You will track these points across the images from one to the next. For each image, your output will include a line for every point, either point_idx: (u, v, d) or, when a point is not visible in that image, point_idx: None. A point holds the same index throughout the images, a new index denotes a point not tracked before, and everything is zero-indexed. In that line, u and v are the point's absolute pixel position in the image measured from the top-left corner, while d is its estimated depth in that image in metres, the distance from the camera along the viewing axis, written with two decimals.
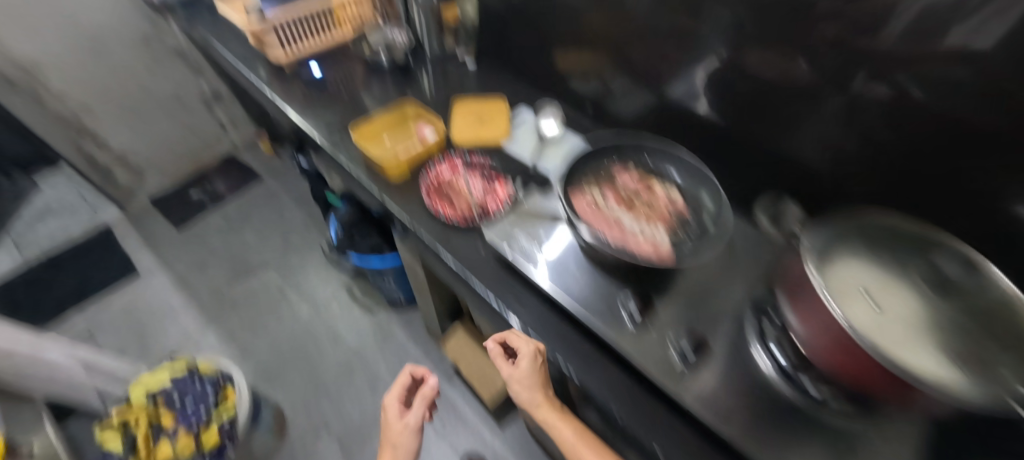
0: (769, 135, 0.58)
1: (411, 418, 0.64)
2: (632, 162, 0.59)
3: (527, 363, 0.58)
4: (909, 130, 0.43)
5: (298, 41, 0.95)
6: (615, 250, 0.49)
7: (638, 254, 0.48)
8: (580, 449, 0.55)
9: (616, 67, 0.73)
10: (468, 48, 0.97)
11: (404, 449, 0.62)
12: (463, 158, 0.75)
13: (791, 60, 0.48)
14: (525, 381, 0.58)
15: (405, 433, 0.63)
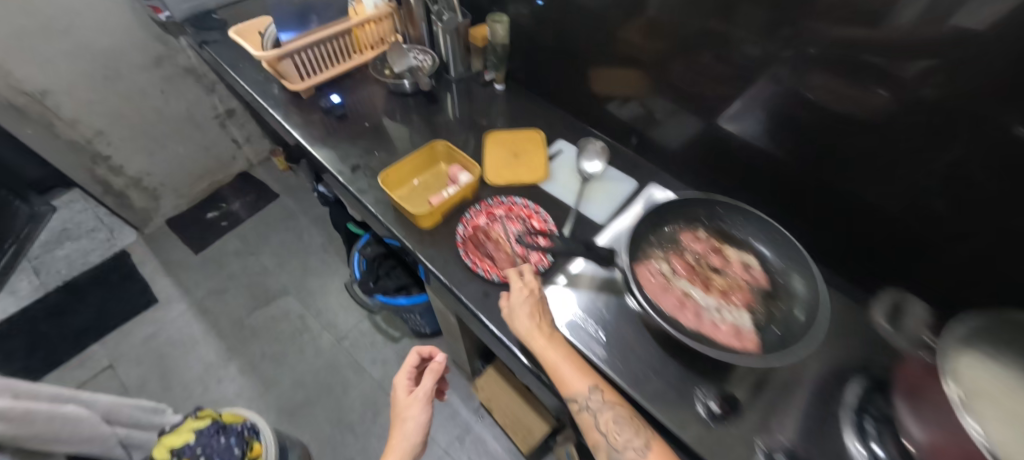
0: (846, 179, 0.53)
1: (422, 389, 0.60)
2: (701, 224, 0.52)
3: (518, 298, 0.51)
4: (989, 159, 0.40)
5: (317, 67, 0.87)
6: (693, 339, 0.42)
7: (723, 346, 0.41)
8: (565, 367, 0.46)
9: (666, 98, 0.67)
10: (497, 71, 0.90)
11: (414, 420, 0.59)
12: (500, 203, 0.68)
13: (863, 92, 0.45)
14: (514, 319, 0.49)
15: (414, 405, 0.60)
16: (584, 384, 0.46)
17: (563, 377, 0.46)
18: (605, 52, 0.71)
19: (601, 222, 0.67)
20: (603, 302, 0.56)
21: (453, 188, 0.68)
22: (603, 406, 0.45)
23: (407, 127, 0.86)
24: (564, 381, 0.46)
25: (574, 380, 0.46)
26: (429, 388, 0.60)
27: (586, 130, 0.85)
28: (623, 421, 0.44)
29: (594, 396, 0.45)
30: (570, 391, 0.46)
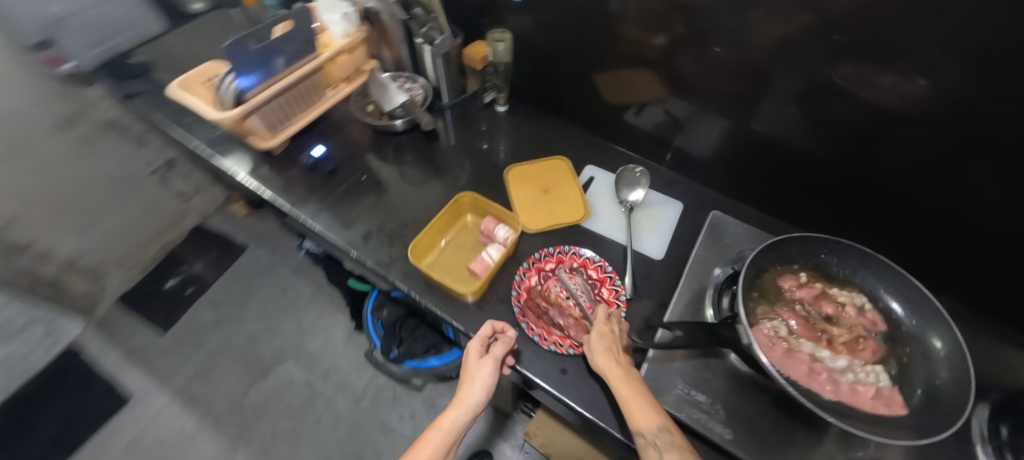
0: (897, 170, 0.53)
1: (494, 354, 0.49)
2: (798, 264, 0.50)
3: (598, 334, 0.48)
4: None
5: (291, 114, 0.71)
6: (849, 411, 0.38)
7: (875, 419, 0.38)
8: (636, 400, 0.42)
9: (702, 106, 0.63)
10: (501, 93, 0.82)
11: (483, 380, 0.48)
12: (549, 255, 0.61)
13: (897, 81, 0.45)
14: (593, 352, 0.47)
15: (482, 364, 0.48)
16: (656, 420, 0.40)
17: (631, 407, 0.41)
18: (608, 51, 0.66)
19: (658, 256, 0.62)
20: (706, 366, 0.49)
21: (495, 249, 0.60)
22: (669, 445, 0.39)
23: (410, 172, 0.75)
24: (631, 411, 0.41)
25: (643, 413, 0.41)
26: (497, 358, 0.49)
27: (609, 147, 0.80)
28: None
29: (664, 435, 0.39)
30: (635, 425, 0.40)
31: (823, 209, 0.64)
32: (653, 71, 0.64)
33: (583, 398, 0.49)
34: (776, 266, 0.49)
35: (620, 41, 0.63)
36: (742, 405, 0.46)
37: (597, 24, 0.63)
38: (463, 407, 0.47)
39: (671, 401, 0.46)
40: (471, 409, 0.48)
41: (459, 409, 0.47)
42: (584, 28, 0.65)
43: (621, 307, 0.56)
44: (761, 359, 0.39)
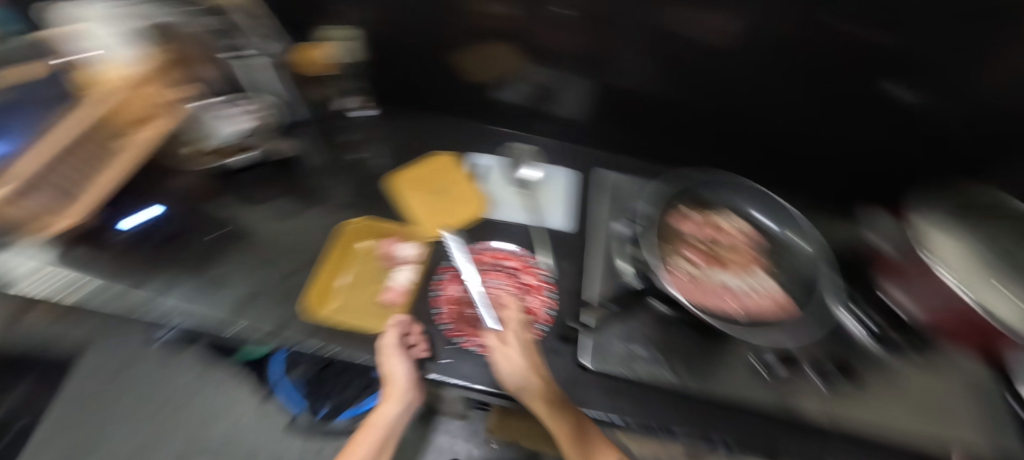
0: (726, 94, 0.63)
1: (394, 342, 0.48)
2: (687, 205, 0.57)
3: (513, 353, 0.47)
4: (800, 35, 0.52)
5: (86, 179, 0.48)
6: (753, 318, 0.46)
7: (773, 319, 0.47)
8: (581, 443, 0.42)
9: (565, 69, 0.66)
10: (363, 94, 0.76)
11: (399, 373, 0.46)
12: (462, 257, 0.60)
13: (713, 18, 0.52)
14: (515, 373, 0.45)
15: (391, 356, 0.47)
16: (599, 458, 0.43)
17: (578, 453, 0.42)
18: (463, 30, 0.63)
19: (567, 229, 0.64)
20: (636, 320, 0.52)
21: (407, 271, 0.58)
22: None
23: (280, 210, 0.65)
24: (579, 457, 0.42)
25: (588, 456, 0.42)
26: (400, 344, 0.48)
27: (489, 129, 0.79)
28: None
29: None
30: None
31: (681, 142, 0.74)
32: (511, 43, 0.63)
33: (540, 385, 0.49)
34: (672, 210, 0.56)
35: (470, 15, 0.60)
36: (670, 339, 0.51)
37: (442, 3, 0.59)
38: (395, 401, 0.46)
39: (615, 364, 0.48)
40: (402, 402, 0.46)
41: (390, 404, 0.46)
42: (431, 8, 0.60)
43: (549, 288, 0.57)
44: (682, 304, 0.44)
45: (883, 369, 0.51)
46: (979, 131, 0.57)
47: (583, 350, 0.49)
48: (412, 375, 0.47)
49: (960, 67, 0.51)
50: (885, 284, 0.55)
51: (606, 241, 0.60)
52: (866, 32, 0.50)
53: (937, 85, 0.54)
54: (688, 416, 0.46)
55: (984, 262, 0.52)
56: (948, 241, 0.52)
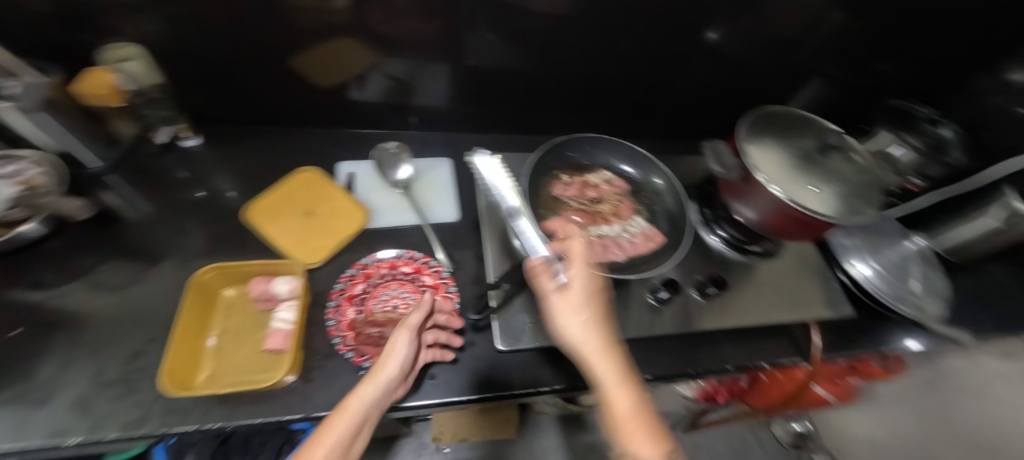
0: (572, 59, 0.68)
1: (410, 324, 0.44)
2: (558, 169, 0.59)
3: (581, 294, 0.41)
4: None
5: None
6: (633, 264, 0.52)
7: (651, 257, 0.53)
8: (638, 421, 0.34)
9: (418, 60, 0.64)
10: (182, 124, 0.65)
11: (399, 351, 0.42)
12: (351, 278, 0.55)
13: None
14: (575, 316, 0.39)
15: (399, 334, 0.43)
16: (661, 452, 0.33)
17: (630, 433, 0.34)
18: (290, 30, 0.56)
19: (454, 219, 0.63)
20: None
21: (287, 311, 0.50)
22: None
23: (110, 279, 0.54)
24: (632, 440, 0.33)
25: (644, 442, 0.33)
26: (413, 329, 0.44)
27: (349, 133, 0.73)
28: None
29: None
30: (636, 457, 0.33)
31: (546, 113, 0.77)
32: (351, 38, 0.59)
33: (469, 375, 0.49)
34: (545, 179, 0.58)
35: (294, 12, 0.54)
36: None
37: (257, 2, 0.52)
38: (377, 383, 0.40)
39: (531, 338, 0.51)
40: (384, 386, 0.40)
41: (369, 386, 0.40)
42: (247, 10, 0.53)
43: (449, 284, 0.56)
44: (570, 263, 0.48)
45: (744, 272, 0.65)
46: (767, 56, 0.72)
47: (501, 334, 0.51)
48: (407, 362, 0.43)
49: (746, 6, 0.63)
50: (732, 202, 0.58)
51: (495, 220, 0.60)
52: None
53: (732, 23, 0.66)
54: None
55: (796, 158, 0.54)
56: (762, 157, 0.53)
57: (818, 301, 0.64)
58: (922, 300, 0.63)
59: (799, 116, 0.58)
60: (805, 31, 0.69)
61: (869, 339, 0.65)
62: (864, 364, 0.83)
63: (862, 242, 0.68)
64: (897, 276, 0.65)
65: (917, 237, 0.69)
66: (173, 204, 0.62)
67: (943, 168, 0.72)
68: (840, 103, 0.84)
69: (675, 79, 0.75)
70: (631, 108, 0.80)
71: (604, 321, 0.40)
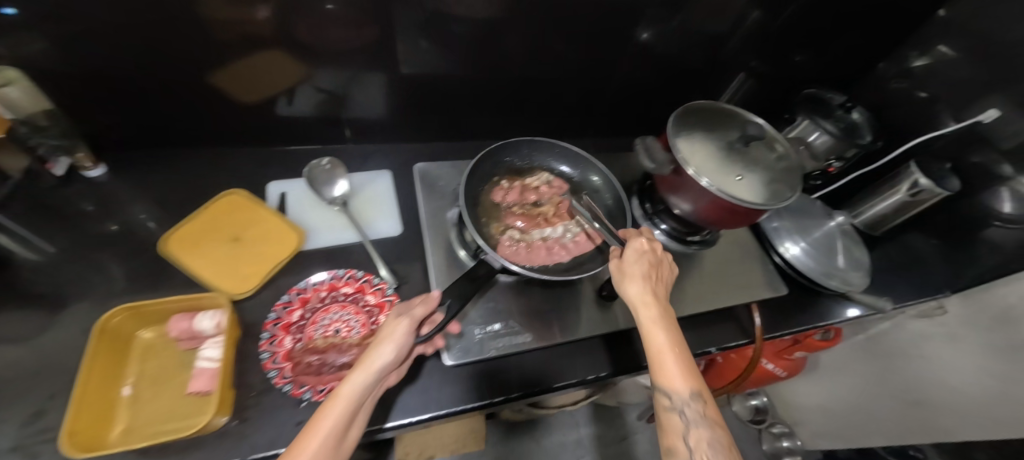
0: (508, 65, 0.68)
1: (411, 314, 0.41)
2: (495, 174, 0.60)
3: (635, 259, 0.47)
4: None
5: None
6: (577, 268, 0.55)
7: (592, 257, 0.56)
8: (672, 361, 0.41)
9: (350, 73, 0.62)
10: (83, 151, 0.58)
11: (397, 339, 0.39)
12: (288, 304, 0.52)
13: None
14: (629, 277, 0.46)
15: (400, 322, 0.40)
16: (687, 385, 0.40)
17: (665, 369, 0.41)
18: (207, 45, 0.52)
19: (395, 231, 0.62)
20: (489, 299, 0.55)
21: (213, 348, 0.46)
22: (702, 422, 0.39)
23: (5, 332, 0.47)
24: (666, 374, 0.41)
25: (675, 377, 0.40)
26: (415, 321, 0.41)
27: (281, 151, 0.70)
28: (718, 446, 0.39)
29: (693, 404, 0.40)
30: (667, 387, 0.40)
31: (487, 119, 0.77)
32: (273, 52, 0.56)
33: (421, 394, 0.49)
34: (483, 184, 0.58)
35: (212, 25, 0.50)
36: (520, 304, 0.56)
37: (169, 17, 0.48)
38: (370, 370, 0.37)
39: (479, 350, 0.50)
40: (376, 373, 0.37)
41: (359, 372, 0.37)
42: (156, 25, 0.48)
43: (394, 301, 0.54)
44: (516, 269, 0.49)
45: (686, 261, 0.68)
46: (693, 53, 0.76)
47: (449, 348, 0.49)
48: (404, 349, 0.40)
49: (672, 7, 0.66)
50: (667, 196, 0.60)
51: (439, 232, 0.59)
52: None
53: (661, 22, 0.68)
54: (558, 361, 0.54)
55: (722, 149, 0.56)
56: (690, 151, 0.55)
57: (755, 284, 0.68)
58: (846, 274, 0.68)
59: (724, 108, 0.61)
60: (727, 27, 0.72)
61: (803, 314, 0.69)
62: (807, 339, 0.88)
63: (790, 223, 0.72)
64: (823, 254, 0.70)
65: (839, 213, 0.73)
66: (75, 241, 0.56)
67: (858, 148, 0.77)
68: (764, 94, 0.90)
69: (611, 78, 0.77)
70: (570, 110, 0.81)
71: (655, 281, 0.46)
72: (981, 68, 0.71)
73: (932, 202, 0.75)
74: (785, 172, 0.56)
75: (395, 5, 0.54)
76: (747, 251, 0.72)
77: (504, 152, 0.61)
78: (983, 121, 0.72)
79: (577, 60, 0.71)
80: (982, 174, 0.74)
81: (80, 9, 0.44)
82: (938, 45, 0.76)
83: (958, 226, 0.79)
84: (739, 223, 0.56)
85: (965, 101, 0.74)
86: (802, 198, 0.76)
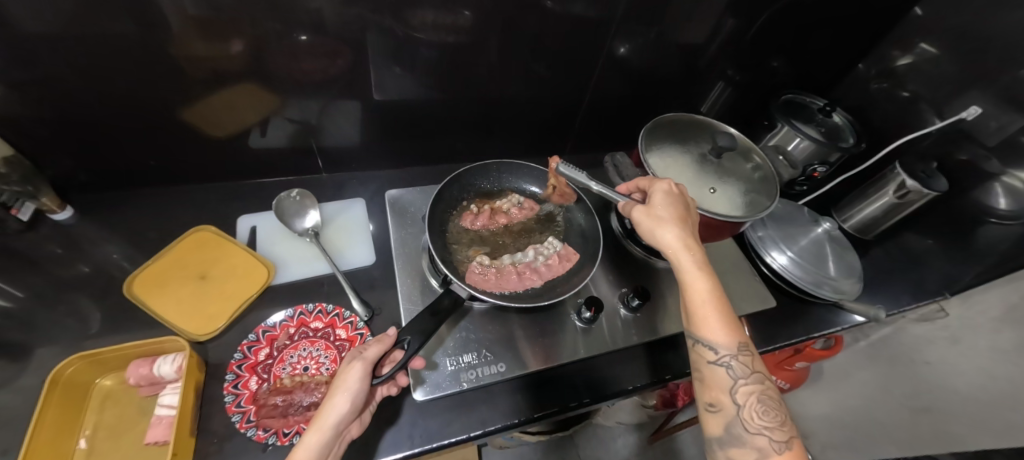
0: (480, 87, 0.68)
1: (364, 356, 0.40)
2: (464, 199, 0.63)
3: (665, 205, 0.46)
4: (511, 20, 0.59)
5: None
6: (547, 291, 0.55)
7: (562, 277, 0.57)
8: (716, 312, 0.41)
9: (319, 104, 0.61)
10: (46, 197, 0.57)
11: (349, 392, 0.38)
12: (254, 343, 0.50)
13: (432, 21, 0.55)
14: (661, 223, 0.46)
15: (350, 372, 0.39)
16: (730, 338, 0.40)
17: (709, 320, 0.41)
18: (178, 81, 0.52)
19: (368, 261, 0.62)
20: (462, 328, 0.53)
21: (171, 395, 0.45)
22: (750, 376, 0.39)
23: None
24: (710, 325, 0.41)
25: (717, 329, 0.40)
26: (369, 362, 0.40)
27: (253, 184, 0.69)
28: (767, 402, 0.38)
29: (740, 357, 0.40)
30: (712, 339, 0.40)
31: (462, 141, 0.77)
32: (239, 88, 0.55)
33: (393, 430, 0.46)
34: (451, 210, 0.61)
35: (183, 61, 0.50)
36: (495, 330, 0.54)
37: (139, 56, 0.48)
38: (324, 428, 0.37)
39: (450, 384, 0.48)
40: (329, 430, 0.37)
41: (313, 431, 0.37)
42: (126, 65, 0.48)
43: (365, 334, 0.53)
44: (485, 299, 0.50)
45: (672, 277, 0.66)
46: (666, 66, 0.75)
47: (416, 384, 0.48)
48: (359, 400, 0.39)
49: (641, 22, 0.65)
50: None
51: (411, 260, 0.59)
52: (569, 6, 0.59)
53: (635, 36, 0.67)
54: (537, 390, 0.52)
55: (695, 162, 0.55)
56: (662, 166, 0.54)
57: (741, 297, 0.66)
58: (838, 282, 0.67)
59: (696, 119, 0.60)
60: (701, 38, 0.72)
61: (794, 325, 0.67)
62: (806, 348, 0.84)
63: (776, 232, 0.70)
64: (812, 262, 0.67)
65: (826, 218, 0.71)
66: (36, 287, 0.55)
67: (840, 153, 0.75)
68: (744, 102, 0.89)
69: (584, 94, 0.76)
70: (546, 128, 0.81)
71: (688, 228, 0.46)
72: (965, 64, 0.70)
73: (921, 202, 0.74)
74: (764, 180, 0.55)
75: (366, 32, 0.54)
76: (733, 262, 0.70)
77: (473, 178, 0.64)
78: (965, 118, 0.71)
79: (548, 79, 0.71)
80: (969, 171, 0.73)
81: (48, 51, 0.44)
82: (919, 43, 0.76)
83: (951, 226, 0.77)
84: (719, 236, 0.55)
85: (949, 98, 0.73)
86: (784, 205, 0.74)
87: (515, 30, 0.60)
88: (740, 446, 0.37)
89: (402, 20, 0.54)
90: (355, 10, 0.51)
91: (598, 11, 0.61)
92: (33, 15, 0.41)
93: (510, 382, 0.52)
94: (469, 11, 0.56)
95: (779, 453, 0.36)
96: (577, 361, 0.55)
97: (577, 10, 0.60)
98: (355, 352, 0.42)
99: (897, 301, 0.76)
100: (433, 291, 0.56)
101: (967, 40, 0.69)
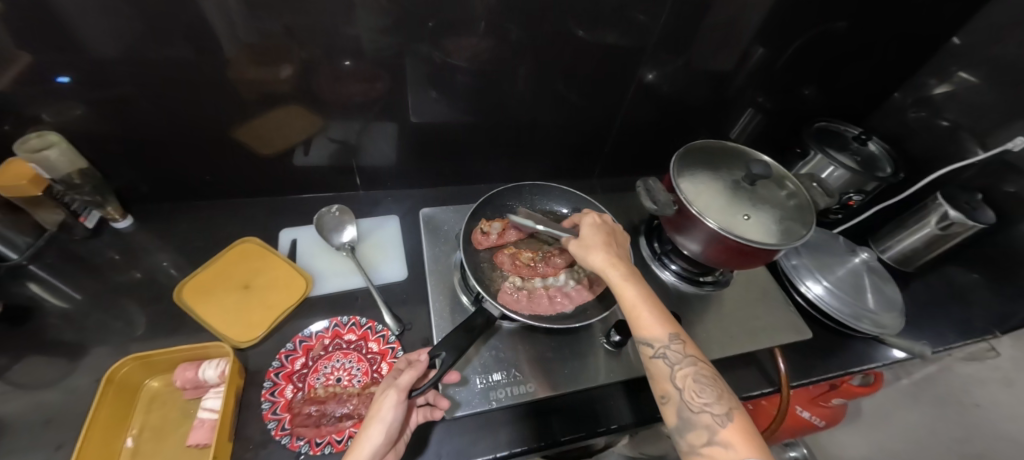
0: (513, 113, 0.71)
1: (398, 383, 0.41)
2: (496, 218, 0.65)
3: (591, 233, 0.50)
4: (545, 48, 0.61)
5: None
6: (577, 314, 0.56)
7: (593, 300, 0.58)
8: (645, 310, 0.42)
9: (362, 125, 0.65)
10: (111, 206, 0.62)
11: (382, 426, 0.39)
12: (291, 353, 0.52)
13: (468, 49, 0.58)
14: (591, 249, 0.48)
15: (384, 403, 0.40)
16: (663, 330, 0.41)
17: (639, 318, 0.42)
18: (235, 104, 0.56)
19: (399, 277, 0.63)
20: (490, 347, 0.54)
21: (214, 398, 0.46)
22: (685, 361, 0.40)
23: (28, 378, 0.49)
24: (641, 324, 0.42)
25: (648, 323, 0.42)
26: (402, 389, 0.40)
27: (296, 199, 0.73)
28: (704, 381, 0.38)
29: (673, 345, 0.40)
30: (645, 335, 0.41)
31: (493, 162, 0.79)
32: (289, 108, 0.59)
33: (418, 447, 0.47)
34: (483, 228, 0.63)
35: (241, 84, 0.54)
36: (524, 350, 0.54)
37: (203, 79, 0.52)
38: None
39: (479, 402, 0.48)
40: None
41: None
42: (192, 87, 0.53)
43: (396, 348, 0.54)
44: (516, 318, 0.51)
45: (702, 303, 0.65)
46: (694, 93, 0.76)
47: (450, 403, 0.48)
48: (392, 433, 0.39)
49: (672, 51, 0.67)
50: (674, 240, 0.58)
51: (442, 278, 0.60)
52: (600, 35, 0.62)
53: (665, 63, 0.69)
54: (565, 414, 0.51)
55: (728, 188, 0.55)
56: (695, 191, 0.54)
57: (773, 326, 0.64)
58: (878, 316, 0.64)
59: (732, 147, 0.61)
60: (730, 66, 0.73)
61: (831, 359, 0.65)
62: (844, 385, 0.80)
63: (811, 260, 0.69)
64: (850, 293, 0.66)
65: (864, 249, 0.69)
66: (94, 290, 0.59)
67: (877, 182, 0.74)
68: (774, 129, 0.89)
69: (614, 120, 0.78)
70: (575, 151, 0.82)
71: (613, 247, 0.49)
72: (1008, 93, 0.69)
73: (965, 235, 0.71)
74: (800, 208, 0.54)
75: (408, 58, 0.57)
76: (765, 291, 0.69)
77: (505, 199, 0.67)
78: (1010, 149, 0.69)
79: (579, 106, 0.73)
80: (1018, 204, 0.70)
81: (125, 76, 0.50)
82: (957, 72, 0.75)
83: (1000, 261, 0.74)
84: (753, 265, 0.54)
85: (992, 128, 0.71)
86: (817, 233, 0.73)
87: (548, 58, 0.63)
88: (693, 430, 0.36)
89: (441, 47, 0.57)
90: (399, 38, 0.55)
91: (629, 40, 0.63)
92: (118, 43, 0.46)
93: (537, 405, 0.52)
94: (505, 40, 0.59)
95: (723, 428, 0.36)
96: (606, 386, 0.55)
97: (608, 39, 0.62)
98: (390, 380, 0.42)
99: (943, 338, 0.72)
100: (463, 309, 0.57)
101: (1009, 70, 0.68)
